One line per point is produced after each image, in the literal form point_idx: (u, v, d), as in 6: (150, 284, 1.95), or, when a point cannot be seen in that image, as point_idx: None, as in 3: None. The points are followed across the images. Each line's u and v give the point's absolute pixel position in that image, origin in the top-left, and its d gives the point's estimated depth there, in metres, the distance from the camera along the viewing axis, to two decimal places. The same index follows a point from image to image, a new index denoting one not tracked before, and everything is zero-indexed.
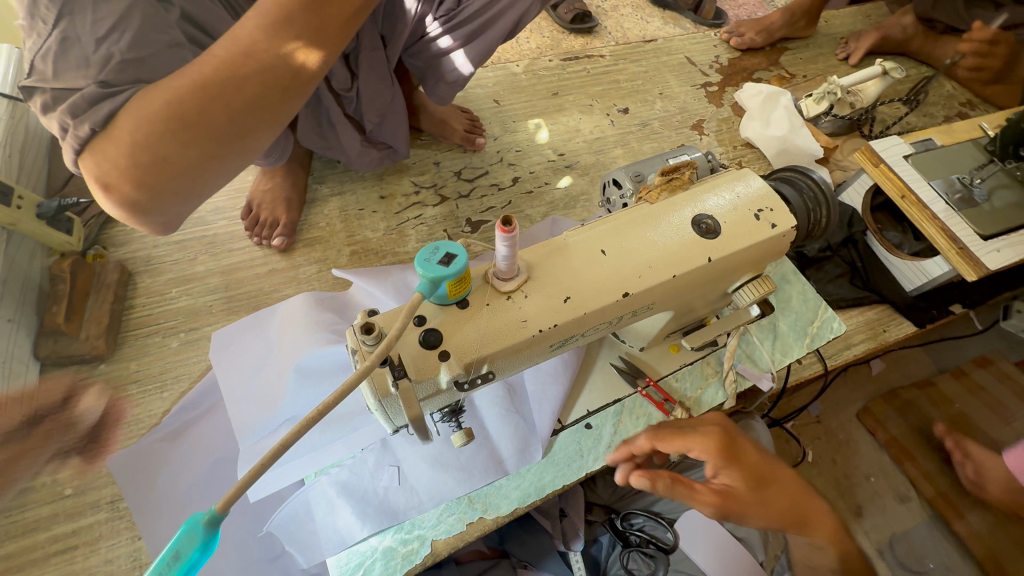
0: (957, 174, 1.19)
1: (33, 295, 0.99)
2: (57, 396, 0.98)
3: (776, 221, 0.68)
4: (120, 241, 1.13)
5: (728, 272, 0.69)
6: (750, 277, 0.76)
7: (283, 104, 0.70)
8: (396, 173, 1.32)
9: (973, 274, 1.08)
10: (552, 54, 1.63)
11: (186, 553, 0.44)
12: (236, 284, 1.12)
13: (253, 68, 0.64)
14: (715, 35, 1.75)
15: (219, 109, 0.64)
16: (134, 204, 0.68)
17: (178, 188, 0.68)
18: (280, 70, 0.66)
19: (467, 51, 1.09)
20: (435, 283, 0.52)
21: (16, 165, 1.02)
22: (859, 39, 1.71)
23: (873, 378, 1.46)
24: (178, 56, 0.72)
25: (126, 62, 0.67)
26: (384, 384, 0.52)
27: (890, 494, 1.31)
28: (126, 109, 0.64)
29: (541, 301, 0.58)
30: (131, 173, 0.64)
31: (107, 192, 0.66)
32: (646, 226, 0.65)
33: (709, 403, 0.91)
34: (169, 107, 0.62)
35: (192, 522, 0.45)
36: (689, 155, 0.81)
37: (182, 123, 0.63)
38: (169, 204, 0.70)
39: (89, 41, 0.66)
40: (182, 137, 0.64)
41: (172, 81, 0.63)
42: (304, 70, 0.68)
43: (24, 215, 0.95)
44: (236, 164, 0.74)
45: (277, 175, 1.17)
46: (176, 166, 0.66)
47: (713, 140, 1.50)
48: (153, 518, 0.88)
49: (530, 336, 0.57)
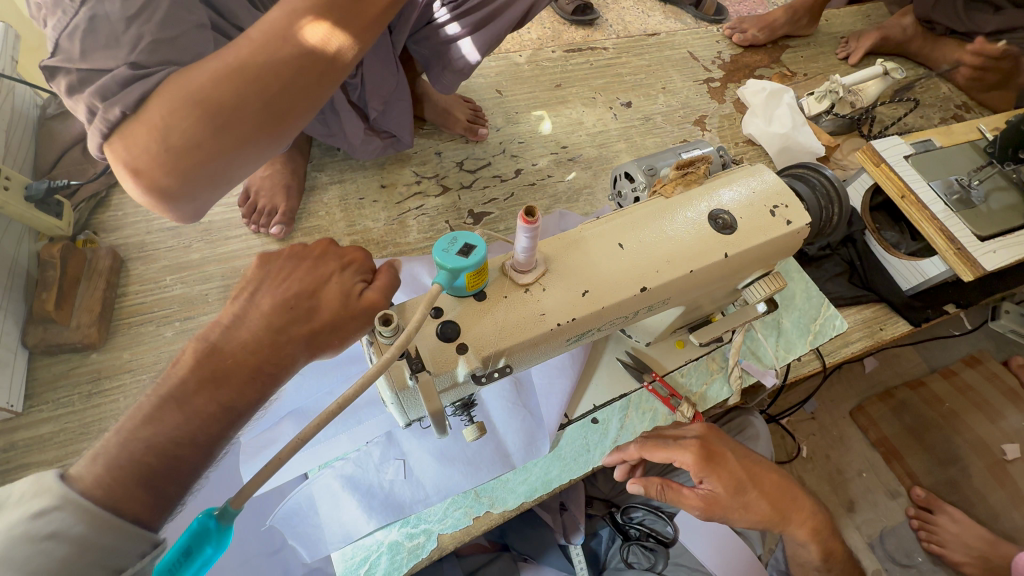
0: (955, 175, 1.21)
1: (21, 280, 0.96)
2: (47, 385, 0.94)
3: (794, 217, 0.68)
4: (112, 226, 1.09)
5: (744, 268, 0.68)
6: (761, 274, 0.76)
7: (320, 91, 0.68)
8: (397, 162, 1.30)
9: (970, 274, 1.09)
10: (555, 46, 1.61)
11: (197, 550, 0.43)
12: (233, 273, 1.09)
13: (292, 52, 0.62)
14: (717, 30, 1.75)
15: (256, 92, 0.62)
16: (163, 190, 0.64)
17: (208, 176, 0.65)
18: (309, 55, 0.64)
19: (474, 39, 1.07)
20: (453, 274, 0.51)
21: (3, 145, 0.98)
22: (860, 39, 1.71)
23: (867, 376, 1.48)
24: (205, 38, 0.70)
25: (157, 43, 0.65)
26: (401, 377, 0.51)
27: (882, 489, 1.34)
28: (159, 92, 0.62)
29: (560, 294, 0.57)
30: (163, 156, 0.61)
31: (135, 178, 0.63)
32: (662, 219, 0.64)
33: (713, 399, 0.92)
34: (206, 89, 0.60)
35: (204, 518, 0.43)
36: (701, 150, 0.80)
37: (219, 108, 0.61)
38: (201, 192, 0.67)
39: (118, 20, 0.62)
40: (218, 121, 0.61)
41: (211, 62, 0.61)
42: (342, 55, 0.66)
43: (12, 197, 0.92)
44: (267, 153, 0.71)
45: (276, 162, 1.14)
46: (209, 150, 0.63)
47: (715, 137, 1.50)
48: None
49: (548, 330, 0.56)
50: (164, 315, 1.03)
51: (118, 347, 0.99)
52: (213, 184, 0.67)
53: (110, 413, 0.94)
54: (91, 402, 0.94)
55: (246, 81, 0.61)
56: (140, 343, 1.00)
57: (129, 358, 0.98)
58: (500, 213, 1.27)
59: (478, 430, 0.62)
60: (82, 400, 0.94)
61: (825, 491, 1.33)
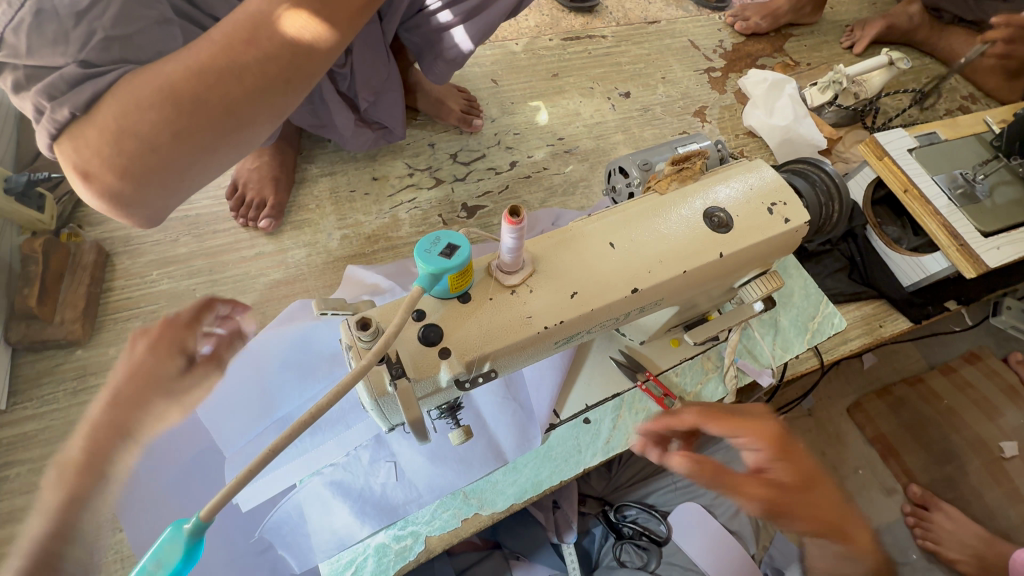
0: (960, 170, 1.18)
1: (3, 275, 0.94)
2: (31, 382, 0.93)
3: (791, 217, 0.65)
4: (96, 219, 1.07)
5: (739, 268, 0.66)
6: (758, 274, 0.74)
7: (285, 96, 0.65)
8: (390, 154, 1.27)
9: (973, 271, 1.07)
10: (552, 33, 1.57)
11: (169, 562, 0.42)
12: (221, 267, 1.07)
13: (254, 57, 0.60)
14: (719, 18, 1.70)
15: (215, 98, 0.60)
16: (115, 195, 0.63)
17: (163, 181, 0.64)
18: (272, 61, 0.61)
19: (468, 27, 1.04)
20: (436, 277, 0.49)
21: None
22: (865, 27, 1.67)
23: (865, 372, 1.47)
24: (167, 34, 0.68)
25: (110, 39, 0.63)
26: (381, 383, 0.49)
27: (878, 486, 1.33)
28: (111, 93, 0.61)
29: (548, 296, 0.55)
30: (114, 161, 0.60)
31: (86, 181, 0.62)
32: (656, 217, 0.62)
33: (708, 399, 0.90)
34: (158, 94, 0.58)
35: (177, 529, 0.42)
36: (699, 144, 0.77)
37: (172, 115, 0.59)
38: (154, 197, 0.66)
39: (67, 14, 0.60)
40: (172, 128, 0.60)
41: (166, 64, 0.59)
42: (307, 60, 0.64)
43: None
44: (231, 157, 0.70)
45: (264, 154, 1.11)
46: (161, 156, 0.61)
47: (715, 128, 1.47)
48: (131, 516, 0.83)
49: (534, 334, 0.54)
50: (150, 311, 1.01)
51: (103, 344, 0.97)
52: (169, 188, 0.66)
53: None
54: (75, 399, 0.93)
55: (200, 87, 0.59)
56: (126, 339, 0.98)
57: (114, 355, 0.96)
58: (494, 206, 1.24)
59: (465, 433, 0.61)
60: (66, 398, 0.93)
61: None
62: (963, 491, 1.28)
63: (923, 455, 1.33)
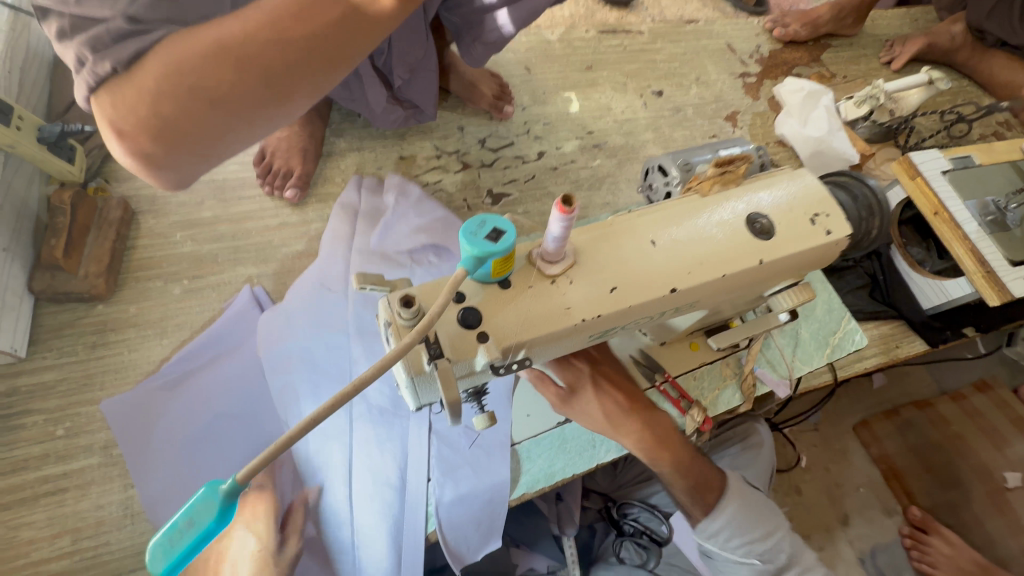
0: (992, 197, 1.16)
1: (29, 224, 0.94)
2: (50, 333, 0.93)
3: (831, 227, 0.65)
4: (124, 176, 1.07)
5: (774, 276, 0.66)
6: (791, 283, 0.72)
7: (326, 77, 0.65)
8: (419, 134, 1.26)
9: (997, 299, 1.06)
10: (588, 26, 1.54)
11: (200, 521, 0.42)
12: (245, 235, 1.07)
13: (301, 34, 0.59)
14: (758, 22, 1.68)
15: (255, 71, 0.60)
16: (148, 155, 0.62)
17: (195, 147, 0.63)
18: (317, 40, 0.61)
19: (511, 12, 1.02)
20: (479, 260, 0.48)
21: (16, 83, 0.95)
22: (906, 42, 1.64)
23: (874, 391, 1.47)
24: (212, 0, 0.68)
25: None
26: (419, 361, 0.49)
27: (879, 506, 1.34)
28: (156, 51, 0.59)
29: (587, 289, 0.55)
30: (150, 124, 0.59)
31: (120, 138, 0.61)
32: (697, 217, 0.61)
33: (724, 405, 0.90)
34: (200, 60, 0.57)
35: (211, 489, 0.43)
36: (741, 148, 0.77)
37: (212, 84, 0.59)
38: (184, 161, 0.65)
39: None
40: (211, 97, 0.59)
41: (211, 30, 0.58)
42: (352, 43, 0.63)
43: (24, 138, 0.89)
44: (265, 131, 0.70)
45: (295, 125, 1.11)
46: (197, 123, 0.61)
47: (746, 134, 1.45)
48: (147, 469, 0.86)
49: (572, 325, 0.54)
50: (173, 273, 1.01)
51: (125, 301, 0.98)
52: (193, 157, 0.65)
53: (112, 368, 0.93)
54: (93, 354, 0.93)
55: (244, 60, 0.59)
56: (147, 299, 0.98)
57: (134, 313, 0.97)
58: (520, 195, 1.23)
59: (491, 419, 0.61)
60: (85, 353, 0.93)
61: (820, 502, 1.33)
62: (963, 517, 1.28)
63: (926, 478, 1.33)
